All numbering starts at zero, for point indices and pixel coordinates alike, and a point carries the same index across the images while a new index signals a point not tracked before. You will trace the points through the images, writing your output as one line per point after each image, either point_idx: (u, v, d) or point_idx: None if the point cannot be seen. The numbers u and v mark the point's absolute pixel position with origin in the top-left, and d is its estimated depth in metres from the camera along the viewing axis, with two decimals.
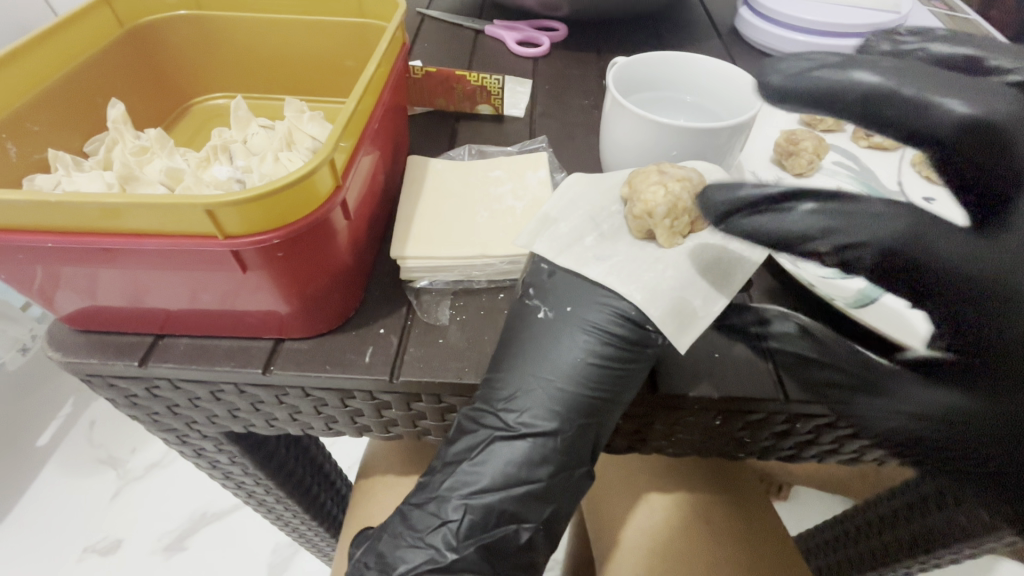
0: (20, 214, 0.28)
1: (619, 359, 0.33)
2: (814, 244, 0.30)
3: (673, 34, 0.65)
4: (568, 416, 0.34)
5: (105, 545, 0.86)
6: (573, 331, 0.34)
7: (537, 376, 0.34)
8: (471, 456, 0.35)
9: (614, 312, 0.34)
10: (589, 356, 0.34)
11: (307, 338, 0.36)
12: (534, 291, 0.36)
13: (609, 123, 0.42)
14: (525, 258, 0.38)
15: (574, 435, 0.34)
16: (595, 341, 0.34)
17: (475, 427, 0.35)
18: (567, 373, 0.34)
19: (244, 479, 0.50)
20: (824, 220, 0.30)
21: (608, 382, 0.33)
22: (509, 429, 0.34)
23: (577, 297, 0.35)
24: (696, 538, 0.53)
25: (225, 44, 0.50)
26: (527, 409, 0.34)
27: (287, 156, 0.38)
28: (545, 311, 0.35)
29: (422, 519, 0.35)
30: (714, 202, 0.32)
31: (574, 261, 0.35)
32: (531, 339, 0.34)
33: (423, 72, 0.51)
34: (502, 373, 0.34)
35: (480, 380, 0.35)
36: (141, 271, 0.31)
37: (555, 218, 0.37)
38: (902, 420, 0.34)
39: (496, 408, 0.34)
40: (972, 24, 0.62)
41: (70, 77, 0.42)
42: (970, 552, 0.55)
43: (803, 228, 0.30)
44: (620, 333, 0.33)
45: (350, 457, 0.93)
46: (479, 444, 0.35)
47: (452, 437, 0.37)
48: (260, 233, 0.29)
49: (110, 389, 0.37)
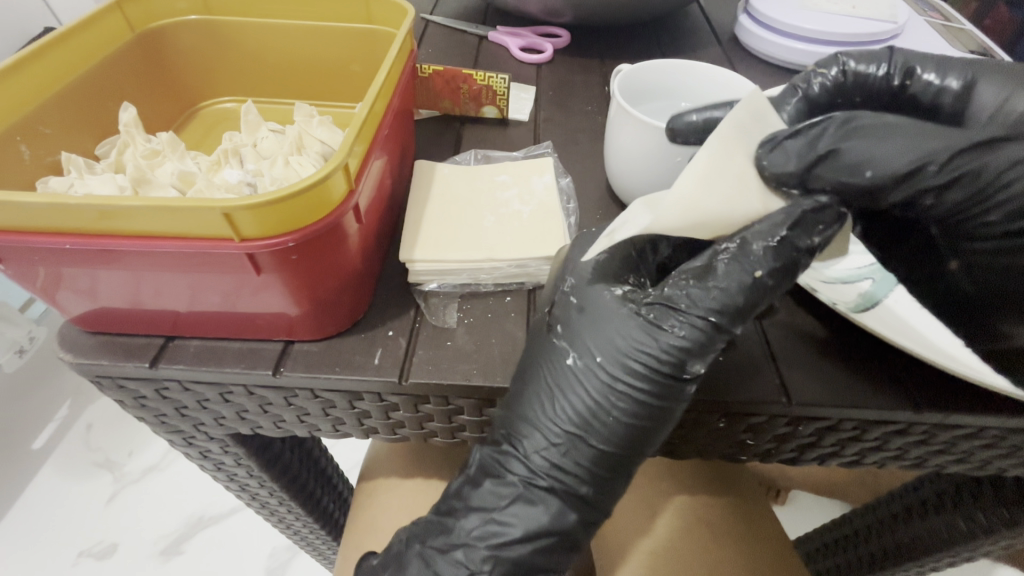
0: (37, 216, 0.28)
1: (645, 414, 0.32)
2: (815, 83, 0.35)
3: (674, 41, 0.66)
4: (592, 469, 0.33)
5: (101, 549, 0.85)
6: (600, 381, 0.33)
7: (565, 426, 0.33)
8: (498, 508, 0.34)
9: (644, 364, 0.31)
10: (616, 411, 0.32)
11: (316, 340, 0.36)
12: (562, 330, 0.34)
13: (614, 129, 0.42)
14: (557, 277, 0.37)
15: (598, 484, 0.34)
16: (622, 396, 0.32)
17: (500, 471, 0.35)
18: (595, 424, 0.33)
19: (249, 481, 0.50)
20: (819, 71, 0.36)
21: (632, 435, 0.33)
22: (534, 475, 0.34)
23: (607, 345, 0.33)
24: (697, 541, 0.53)
25: (233, 50, 0.51)
26: (557, 461, 0.33)
27: (298, 160, 0.38)
28: (573, 356, 0.33)
29: (448, 567, 0.35)
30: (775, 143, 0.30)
31: (606, 299, 0.33)
32: (556, 387, 0.33)
33: (431, 70, 0.51)
34: (529, 421, 0.34)
35: (506, 417, 0.35)
36: (155, 273, 0.31)
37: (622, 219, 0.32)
38: (905, 423, 0.35)
39: (524, 455, 0.34)
40: (967, 33, 0.63)
41: (80, 81, 0.42)
42: (967, 555, 0.56)
43: (794, 86, 0.35)
44: (647, 389, 0.32)
45: (351, 460, 0.94)
46: (508, 496, 0.34)
47: (475, 476, 0.36)
48: (275, 236, 0.29)
49: (119, 390, 0.38)
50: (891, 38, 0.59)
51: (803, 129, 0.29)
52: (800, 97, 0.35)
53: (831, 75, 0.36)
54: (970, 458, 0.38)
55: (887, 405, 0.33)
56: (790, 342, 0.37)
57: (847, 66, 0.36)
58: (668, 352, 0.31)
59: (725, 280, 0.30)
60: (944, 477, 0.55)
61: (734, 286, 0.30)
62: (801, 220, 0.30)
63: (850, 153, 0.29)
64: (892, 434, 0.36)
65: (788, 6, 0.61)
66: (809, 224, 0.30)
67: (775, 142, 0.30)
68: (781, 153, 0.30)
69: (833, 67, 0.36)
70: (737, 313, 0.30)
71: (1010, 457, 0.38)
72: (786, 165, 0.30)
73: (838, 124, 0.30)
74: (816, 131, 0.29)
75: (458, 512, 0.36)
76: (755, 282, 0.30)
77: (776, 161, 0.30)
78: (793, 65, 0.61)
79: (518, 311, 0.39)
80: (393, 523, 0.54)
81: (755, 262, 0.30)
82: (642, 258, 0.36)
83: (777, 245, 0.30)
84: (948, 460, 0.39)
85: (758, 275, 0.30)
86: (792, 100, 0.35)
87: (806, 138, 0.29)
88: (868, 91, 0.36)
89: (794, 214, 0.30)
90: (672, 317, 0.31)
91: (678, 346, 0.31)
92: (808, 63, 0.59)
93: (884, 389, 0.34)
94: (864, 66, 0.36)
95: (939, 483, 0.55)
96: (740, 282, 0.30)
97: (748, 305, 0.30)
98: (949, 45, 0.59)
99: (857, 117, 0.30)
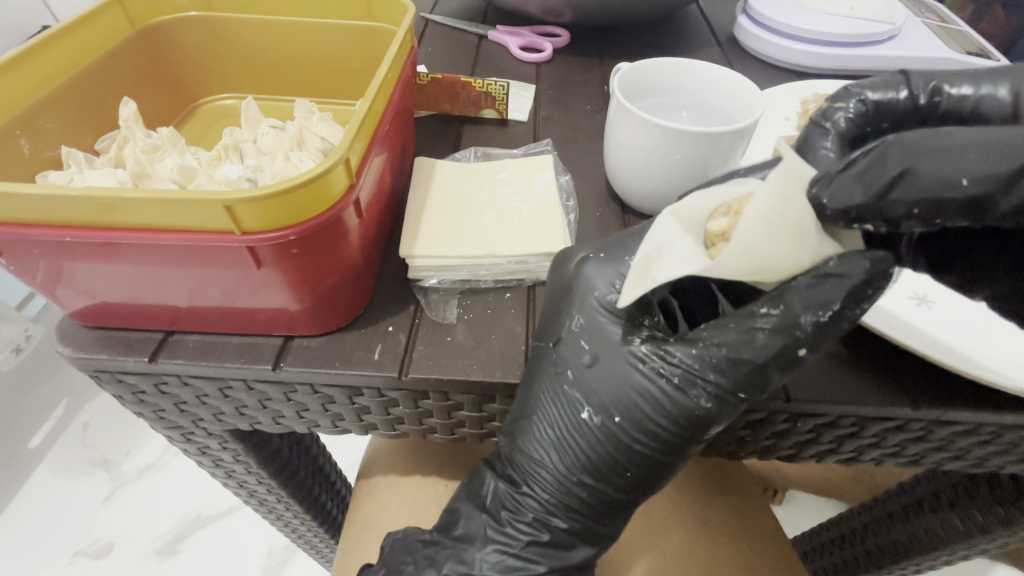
0: (37, 207, 0.28)
1: (655, 467, 0.34)
2: (841, 117, 0.35)
3: (673, 41, 0.66)
4: (601, 508, 0.37)
5: (97, 548, 0.85)
6: (618, 438, 0.33)
7: (582, 476, 0.35)
8: (518, 544, 0.38)
9: (660, 428, 0.32)
10: (629, 466, 0.34)
11: (316, 336, 0.36)
12: (575, 383, 0.34)
13: (615, 126, 0.42)
14: (569, 312, 0.35)
15: (606, 517, 0.37)
16: (635, 454, 0.33)
17: (516, 507, 0.38)
18: (611, 477, 0.35)
19: (247, 478, 0.50)
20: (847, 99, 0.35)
21: (641, 483, 0.35)
22: (548, 511, 0.37)
23: (624, 405, 0.33)
24: (695, 538, 0.54)
25: (233, 46, 0.51)
26: (576, 504, 0.36)
27: (298, 155, 0.38)
28: (588, 411, 0.34)
29: None
30: (826, 185, 0.26)
31: (620, 353, 0.33)
32: (574, 440, 0.34)
33: (428, 78, 0.51)
34: (548, 468, 0.36)
35: (521, 459, 0.37)
36: (154, 266, 0.31)
37: (661, 244, 0.29)
38: (903, 419, 0.35)
39: (543, 498, 0.37)
40: (964, 34, 0.63)
41: (81, 76, 0.42)
42: (965, 554, 0.56)
43: (818, 123, 0.35)
44: (660, 449, 0.33)
45: (350, 458, 0.94)
46: (528, 534, 0.38)
47: (492, 508, 0.39)
48: (277, 229, 0.29)
49: (118, 385, 0.38)
50: (889, 39, 0.59)
51: (856, 163, 0.26)
52: (831, 132, 0.34)
53: (853, 107, 0.35)
54: (968, 456, 0.39)
55: (883, 403, 0.34)
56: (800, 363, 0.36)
57: (866, 96, 0.36)
58: (689, 421, 0.31)
59: (762, 355, 0.29)
60: (941, 475, 0.55)
61: (771, 361, 0.30)
62: (855, 290, 0.28)
63: (926, 176, 0.26)
64: (889, 431, 0.36)
65: (788, 7, 0.61)
66: (861, 293, 0.28)
67: (830, 179, 0.26)
68: (842, 186, 0.26)
69: (851, 100, 0.35)
70: (767, 385, 0.30)
71: (1006, 454, 0.38)
72: (852, 198, 0.26)
73: (899, 147, 0.27)
74: (871, 164, 0.26)
75: (474, 542, 0.39)
76: (795, 357, 0.30)
77: (837, 196, 0.26)
78: (792, 66, 0.61)
79: (518, 308, 0.39)
80: (391, 520, 0.54)
81: (799, 338, 0.29)
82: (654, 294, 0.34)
83: (825, 321, 0.29)
84: (946, 457, 0.39)
85: (798, 351, 0.29)
86: (827, 137, 0.34)
87: (864, 172, 0.26)
88: (894, 116, 0.36)
89: (849, 284, 0.28)
90: (696, 385, 0.31)
91: (699, 416, 0.31)
92: (807, 64, 0.59)
93: (884, 389, 0.34)
94: (884, 94, 0.36)
95: (937, 482, 0.55)
96: (778, 356, 0.29)
97: (779, 377, 0.30)
98: (946, 46, 0.59)
99: (918, 138, 0.27)
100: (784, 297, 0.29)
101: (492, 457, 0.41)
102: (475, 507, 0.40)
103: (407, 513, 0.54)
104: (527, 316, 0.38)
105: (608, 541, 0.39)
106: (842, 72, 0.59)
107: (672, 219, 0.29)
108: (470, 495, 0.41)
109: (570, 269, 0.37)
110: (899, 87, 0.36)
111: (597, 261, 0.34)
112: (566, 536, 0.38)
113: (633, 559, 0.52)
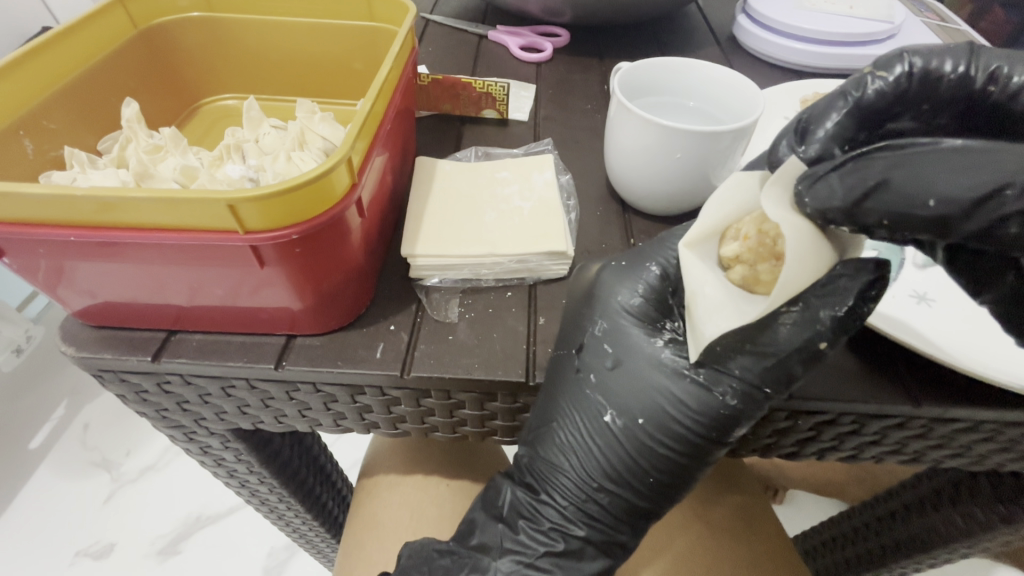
0: (42, 207, 0.28)
1: (679, 473, 0.34)
2: (871, 88, 0.28)
3: (673, 41, 0.66)
4: (622, 517, 0.37)
5: (98, 549, 0.85)
6: (642, 442, 0.34)
7: (603, 482, 0.35)
8: (535, 554, 0.37)
9: (685, 430, 0.33)
10: (653, 471, 0.34)
11: (318, 334, 0.37)
12: (596, 387, 0.34)
13: (615, 127, 0.43)
14: (587, 317, 0.35)
15: (627, 525, 0.37)
16: (660, 459, 0.34)
17: (535, 517, 0.38)
18: (633, 482, 0.35)
19: (250, 478, 0.50)
20: (875, 72, 0.29)
21: (665, 490, 0.35)
22: (569, 522, 0.37)
23: (647, 409, 0.33)
24: (701, 543, 0.53)
25: (234, 47, 0.51)
26: (595, 511, 0.37)
27: (300, 155, 0.38)
28: (610, 415, 0.34)
29: None
30: (824, 199, 0.25)
31: (642, 358, 0.33)
32: (595, 444, 0.35)
33: (430, 78, 0.51)
34: (568, 473, 0.36)
35: (543, 465, 0.37)
36: (157, 265, 0.31)
37: (693, 289, 0.29)
38: (903, 416, 0.35)
39: (561, 505, 0.37)
40: (962, 33, 0.64)
41: (85, 76, 0.42)
42: (964, 552, 0.56)
43: (843, 93, 0.29)
44: (686, 454, 0.33)
45: (352, 458, 0.94)
46: (542, 543, 0.38)
47: (509, 517, 0.39)
48: (279, 228, 0.29)
49: (121, 384, 0.38)
50: (889, 38, 0.60)
51: (844, 163, 0.25)
52: (850, 107, 0.29)
53: (892, 77, 0.29)
54: (967, 454, 0.39)
55: (883, 398, 0.34)
56: (841, 361, 0.35)
57: (914, 66, 0.29)
58: (715, 420, 0.32)
59: (784, 348, 0.30)
60: (941, 473, 0.55)
61: (793, 355, 0.30)
62: (862, 292, 0.29)
63: (904, 185, 0.25)
64: (890, 428, 0.36)
65: (787, 7, 0.61)
66: (866, 293, 0.30)
67: (815, 178, 0.25)
68: (825, 187, 0.25)
69: (895, 67, 0.29)
70: (793, 381, 0.30)
71: (1006, 451, 0.38)
72: (831, 201, 0.25)
73: (887, 155, 0.25)
74: (857, 165, 0.25)
75: (491, 552, 0.39)
76: (816, 352, 0.30)
77: (819, 197, 0.25)
78: (792, 66, 0.61)
79: (519, 306, 0.39)
80: (393, 520, 0.54)
81: (820, 331, 0.30)
82: (671, 300, 0.35)
83: (843, 316, 0.29)
84: (946, 455, 0.39)
85: (820, 345, 0.30)
86: (839, 112, 0.29)
87: (850, 173, 0.25)
88: (935, 98, 0.30)
89: (859, 285, 0.29)
90: (723, 381, 0.32)
91: (725, 414, 0.32)
92: (806, 63, 0.60)
93: (884, 387, 0.34)
94: (936, 63, 0.29)
95: (936, 480, 0.56)
96: (799, 350, 0.30)
97: (803, 372, 0.30)
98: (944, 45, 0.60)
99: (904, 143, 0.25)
100: (804, 295, 0.30)
101: (509, 468, 0.41)
102: (491, 517, 0.40)
103: (409, 511, 0.54)
104: (529, 314, 0.38)
105: (623, 552, 0.39)
106: (841, 73, 0.60)
107: (688, 253, 0.30)
108: (485, 505, 0.41)
109: (587, 276, 0.38)
110: (955, 63, 0.29)
111: (618, 270, 0.36)
112: (582, 545, 0.37)
113: (640, 563, 0.52)
